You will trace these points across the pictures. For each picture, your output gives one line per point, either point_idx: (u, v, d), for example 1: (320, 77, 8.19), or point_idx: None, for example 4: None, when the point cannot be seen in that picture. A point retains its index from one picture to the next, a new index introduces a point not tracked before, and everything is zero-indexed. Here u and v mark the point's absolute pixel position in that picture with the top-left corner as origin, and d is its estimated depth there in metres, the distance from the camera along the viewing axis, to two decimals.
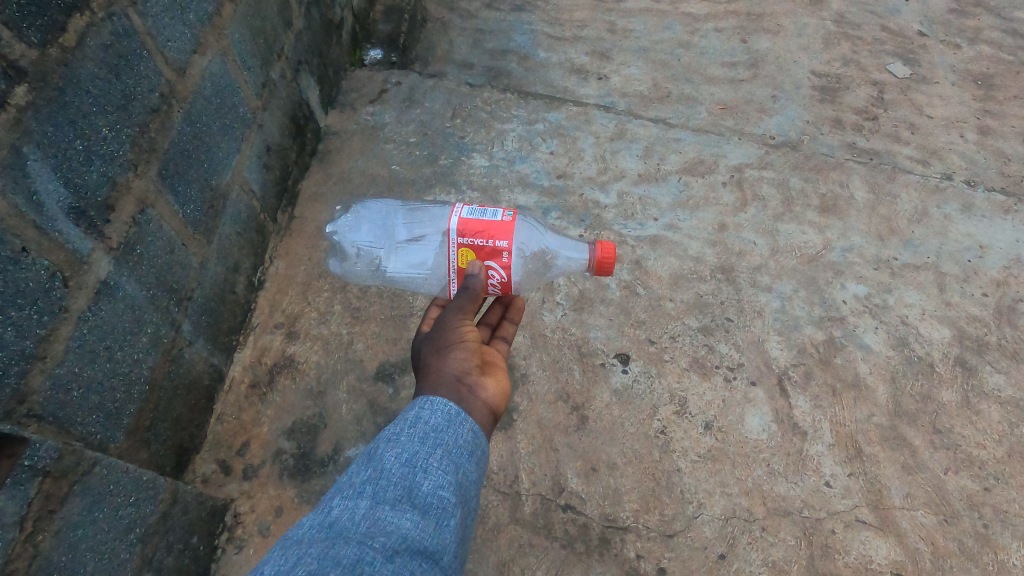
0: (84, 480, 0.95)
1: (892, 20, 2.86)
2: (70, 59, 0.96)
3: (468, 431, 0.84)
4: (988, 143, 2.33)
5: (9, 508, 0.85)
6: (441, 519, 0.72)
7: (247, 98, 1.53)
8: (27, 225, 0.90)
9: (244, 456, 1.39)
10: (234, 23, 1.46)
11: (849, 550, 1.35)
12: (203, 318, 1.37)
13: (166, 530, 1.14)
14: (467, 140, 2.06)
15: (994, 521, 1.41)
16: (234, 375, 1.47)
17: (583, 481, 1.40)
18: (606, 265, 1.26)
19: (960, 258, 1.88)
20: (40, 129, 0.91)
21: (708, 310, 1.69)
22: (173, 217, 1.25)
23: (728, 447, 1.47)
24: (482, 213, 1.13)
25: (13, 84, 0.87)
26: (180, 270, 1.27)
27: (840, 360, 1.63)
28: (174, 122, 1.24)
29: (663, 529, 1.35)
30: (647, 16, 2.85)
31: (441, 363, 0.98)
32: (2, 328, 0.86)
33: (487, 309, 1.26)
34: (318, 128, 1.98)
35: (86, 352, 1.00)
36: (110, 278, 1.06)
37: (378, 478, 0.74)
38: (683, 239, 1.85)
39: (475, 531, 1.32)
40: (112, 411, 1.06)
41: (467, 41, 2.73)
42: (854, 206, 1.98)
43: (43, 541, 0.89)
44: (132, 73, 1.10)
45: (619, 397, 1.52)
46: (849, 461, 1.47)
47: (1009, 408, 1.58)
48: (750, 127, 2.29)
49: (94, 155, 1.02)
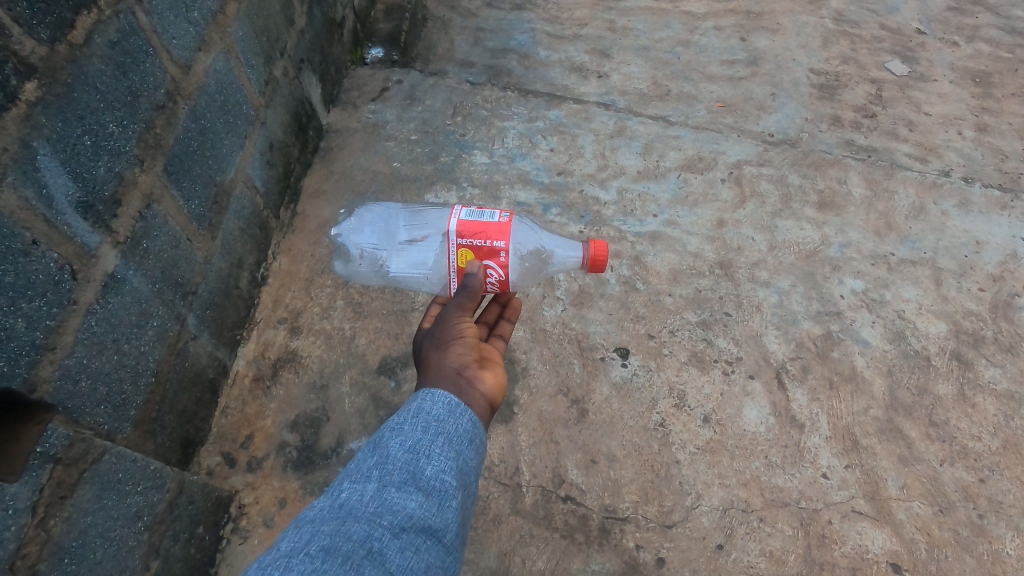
0: (93, 468, 0.97)
1: (891, 18, 2.88)
2: (79, 55, 0.97)
3: (468, 421, 0.86)
4: (986, 140, 2.35)
5: (22, 494, 0.86)
6: (444, 500, 0.74)
7: (250, 96, 1.55)
8: (37, 218, 0.91)
9: (248, 449, 1.40)
10: (238, 21, 1.48)
11: (846, 540, 1.37)
12: (208, 313, 1.39)
13: (172, 520, 1.16)
14: (468, 137, 2.08)
15: (989, 511, 1.43)
16: (238, 369, 1.49)
17: (583, 473, 1.42)
18: (600, 262, 1.28)
19: (958, 253, 1.89)
20: (49, 124, 0.93)
21: (707, 304, 1.71)
22: (178, 213, 1.27)
23: (727, 440, 1.49)
24: (480, 214, 1.15)
25: (24, 80, 0.88)
26: (185, 265, 1.29)
27: (837, 353, 1.65)
28: (179, 118, 1.25)
29: (663, 520, 1.37)
30: (647, 15, 2.86)
31: (441, 357, 0.99)
32: (13, 319, 0.87)
33: (485, 307, 1.28)
34: (319, 126, 2.00)
35: (93, 343, 1.02)
36: (117, 271, 1.08)
37: (383, 463, 0.75)
38: (683, 235, 1.87)
39: (477, 522, 1.34)
40: (119, 402, 1.08)
41: (467, 39, 2.75)
42: (852, 202, 2.00)
43: (54, 526, 0.91)
44: (139, 70, 1.12)
45: (619, 390, 1.54)
46: (846, 453, 1.49)
47: (1005, 400, 1.60)
48: (749, 124, 2.30)
49: (101, 150, 1.04)
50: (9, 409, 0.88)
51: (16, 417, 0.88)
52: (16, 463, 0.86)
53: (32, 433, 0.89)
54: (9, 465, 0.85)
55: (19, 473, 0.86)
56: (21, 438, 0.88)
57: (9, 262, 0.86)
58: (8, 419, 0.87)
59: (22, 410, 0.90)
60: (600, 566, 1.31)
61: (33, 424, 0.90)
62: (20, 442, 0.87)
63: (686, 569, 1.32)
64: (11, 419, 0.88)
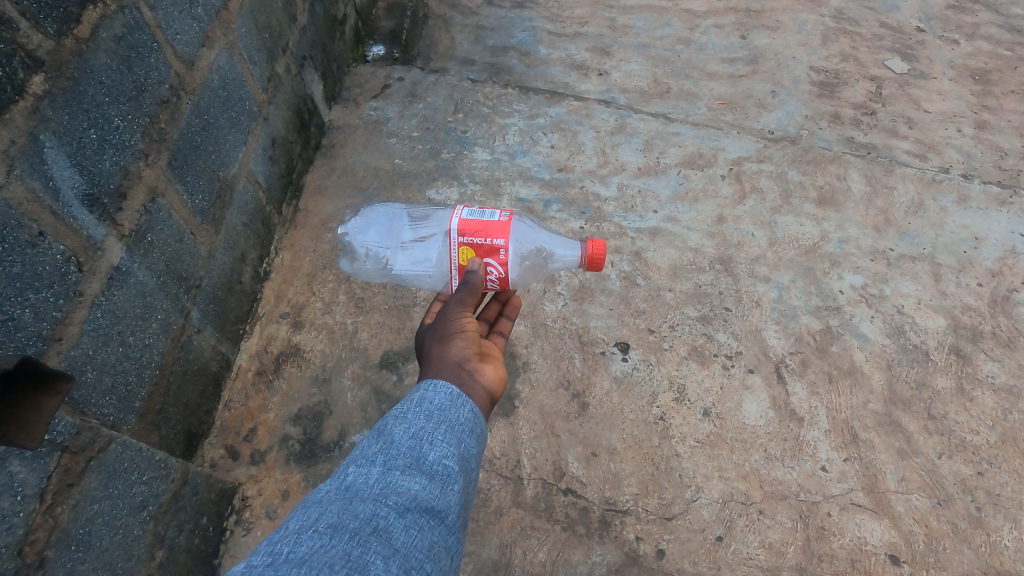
0: (100, 456, 0.99)
1: (891, 16, 2.89)
2: (84, 50, 0.98)
3: (469, 410, 0.87)
4: (985, 137, 2.36)
5: (31, 480, 0.87)
6: (447, 484, 0.75)
7: (253, 92, 1.56)
8: (44, 211, 0.92)
9: (251, 442, 1.42)
10: (241, 17, 1.49)
11: (844, 532, 1.38)
12: (211, 307, 1.40)
13: (176, 510, 1.17)
14: (469, 134, 2.09)
15: (987, 504, 1.44)
16: (241, 363, 1.50)
17: (583, 465, 1.43)
18: (597, 260, 1.29)
19: (957, 249, 1.90)
20: (56, 117, 0.94)
21: (706, 300, 1.72)
22: (182, 207, 1.28)
23: (727, 433, 1.50)
24: (480, 213, 1.16)
25: (31, 74, 0.89)
26: (189, 259, 1.30)
27: (836, 347, 1.66)
28: (183, 113, 1.26)
29: (662, 512, 1.38)
30: (647, 13, 2.87)
31: (443, 350, 1.00)
32: (20, 309, 0.88)
33: (485, 305, 1.28)
34: (321, 122, 2.01)
35: (99, 335, 1.03)
36: (122, 264, 1.09)
37: (388, 449, 0.76)
38: (683, 231, 1.88)
39: (478, 514, 1.35)
40: (124, 393, 1.09)
41: (468, 38, 2.76)
42: (851, 198, 2.01)
43: (62, 513, 0.92)
44: (144, 65, 1.13)
45: (619, 384, 1.55)
46: (845, 446, 1.50)
47: (1003, 394, 1.61)
48: (750, 122, 2.31)
49: (106, 144, 1.05)
50: (29, 378, 0.83)
51: (37, 384, 0.84)
52: (38, 431, 0.83)
53: (52, 401, 0.86)
54: (31, 433, 0.82)
55: (38, 440, 0.84)
56: (42, 407, 0.84)
57: (16, 254, 0.87)
58: (30, 388, 0.83)
59: (42, 378, 0.84)
60: (600, 557, 1.32)
61: (53, 395, 0.86)
62: (41, 411, 0.84)
63: (686, 560, 1.33)
64: (29, 389, 0.83)
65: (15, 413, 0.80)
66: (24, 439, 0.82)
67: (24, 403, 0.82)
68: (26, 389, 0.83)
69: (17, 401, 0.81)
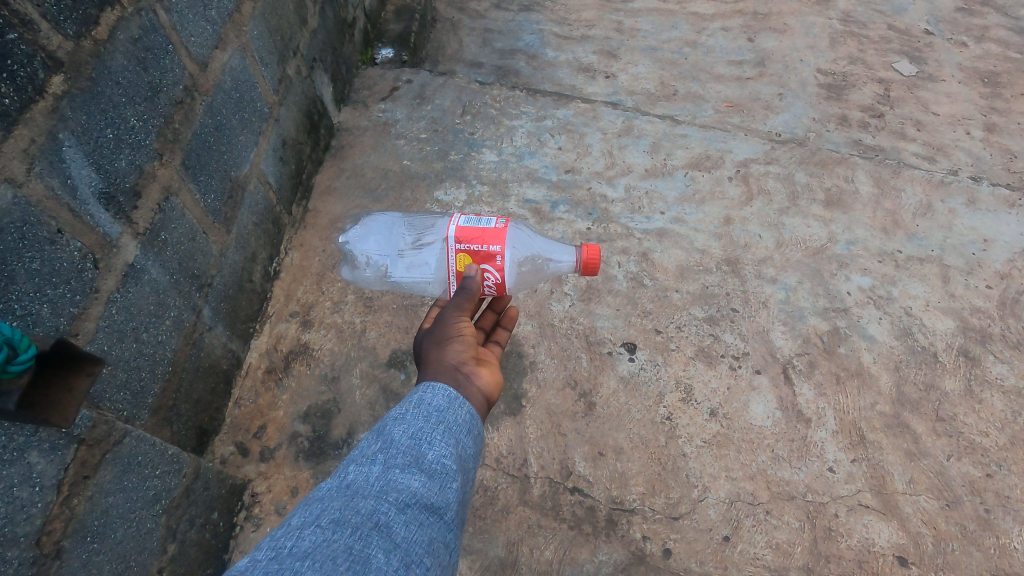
0: (115, 449, 1.00)
1: (898, 19, 2.89)
2: (102, 51, 1.00)
3: (467, 412, 0.88)
4: (994, 139, 2.35)
5: (48, 472, 0.89)
6: (445, 482, 0.76)
7: (264, 93, 1.58)
8: (61, 208, 0.93)
9: (261, 439, 1.43)
10: (253, 20, 1.51)
11: (851, 533, 1.38)
12: (223, 305, 1.42)
13: (188, 504, 1.19)
14: (477, 136, 2.10)
15: (996, 506, 1.43)
16: (251, 360, 1.52)
17: (590, 465, 1.43)
18: (592, 265, 1.30)
19: (965, 250, 1.90)
20: (73, 117, 0.95)
21: (713, 301, 1.72)
22: (195, 206, 1.30)
23: (733, 433, 1.50)
24: (477, 221, 1.18)
25: (51, 74, 0.91)
26: (200, 257, 1.32)
27: (843, 349, 1.66)
28: (196, 114, 1.28)
29: (668, 512, 1.38)
30: (654, 16, 2.89)
31: (440, 353, 1.01)
32: (40, 304, 0.90)
33: (479, 315, 1.29)
34: (330, 124, 2.03)
35: (114, 331, 1.05)
36: (137, 262, 1.11)
37: (388, 448, 0.77)
38: (689, 232, 1.88)
39: (484, 512, 1.36)
40: (138, 389, 1.11)
41: (476, 40, 2.78)
42: (859, 200, 2.01)
43: (78, 504, 0.94)
44: (158, 67, 1.15)
45: (626, 384, 1.56)
46: (852, 447, 1.50)
47: (1012, 397, 1.60)
48: (757, 124, 2.31)
49: (123, 144, 1.07)
50: (58, 360, 0.84)
51: (67, 367, 0.85)
52: (71, 410, 0.83)
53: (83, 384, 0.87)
54: (64, 411, 0.83)
55: (71, 421, 0.84)
56: (74, 388, 0.85)
57: (34, 250, 0.89)
58: (60, 370, 0.85)
59: (71, 362, 0.86)
60: (607, 557, 1.32)
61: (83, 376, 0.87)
62: (73, 392, 0.85)
63: (692, 560, 1.33)
64: (62, 370, 0.85)
65: (49, 390, 0.82)
66: (57, 417, 0.82)
67: (55, 382, 0.83)
68: (57, 371, 0.84)
69: (48, 380, 0.82)
